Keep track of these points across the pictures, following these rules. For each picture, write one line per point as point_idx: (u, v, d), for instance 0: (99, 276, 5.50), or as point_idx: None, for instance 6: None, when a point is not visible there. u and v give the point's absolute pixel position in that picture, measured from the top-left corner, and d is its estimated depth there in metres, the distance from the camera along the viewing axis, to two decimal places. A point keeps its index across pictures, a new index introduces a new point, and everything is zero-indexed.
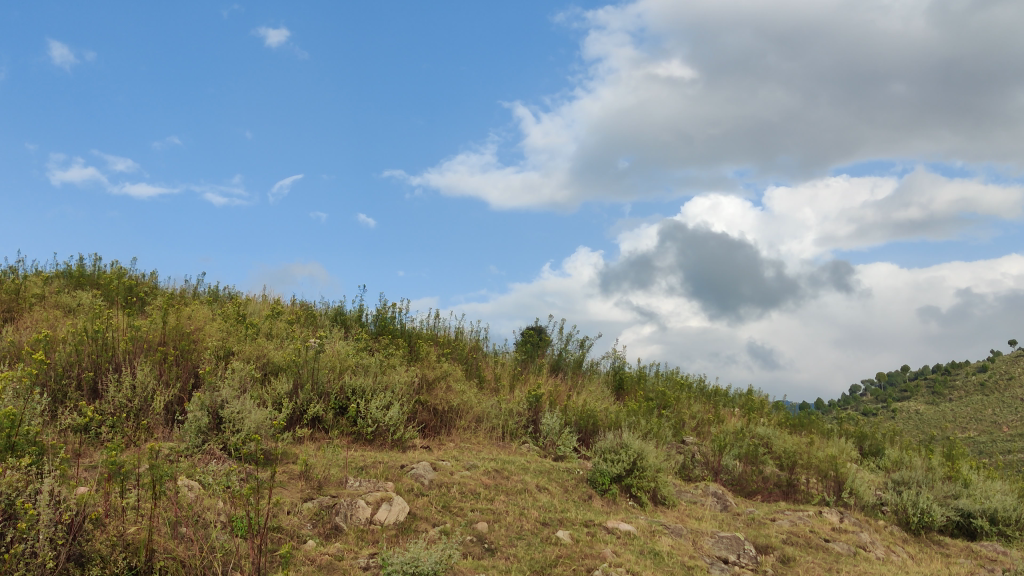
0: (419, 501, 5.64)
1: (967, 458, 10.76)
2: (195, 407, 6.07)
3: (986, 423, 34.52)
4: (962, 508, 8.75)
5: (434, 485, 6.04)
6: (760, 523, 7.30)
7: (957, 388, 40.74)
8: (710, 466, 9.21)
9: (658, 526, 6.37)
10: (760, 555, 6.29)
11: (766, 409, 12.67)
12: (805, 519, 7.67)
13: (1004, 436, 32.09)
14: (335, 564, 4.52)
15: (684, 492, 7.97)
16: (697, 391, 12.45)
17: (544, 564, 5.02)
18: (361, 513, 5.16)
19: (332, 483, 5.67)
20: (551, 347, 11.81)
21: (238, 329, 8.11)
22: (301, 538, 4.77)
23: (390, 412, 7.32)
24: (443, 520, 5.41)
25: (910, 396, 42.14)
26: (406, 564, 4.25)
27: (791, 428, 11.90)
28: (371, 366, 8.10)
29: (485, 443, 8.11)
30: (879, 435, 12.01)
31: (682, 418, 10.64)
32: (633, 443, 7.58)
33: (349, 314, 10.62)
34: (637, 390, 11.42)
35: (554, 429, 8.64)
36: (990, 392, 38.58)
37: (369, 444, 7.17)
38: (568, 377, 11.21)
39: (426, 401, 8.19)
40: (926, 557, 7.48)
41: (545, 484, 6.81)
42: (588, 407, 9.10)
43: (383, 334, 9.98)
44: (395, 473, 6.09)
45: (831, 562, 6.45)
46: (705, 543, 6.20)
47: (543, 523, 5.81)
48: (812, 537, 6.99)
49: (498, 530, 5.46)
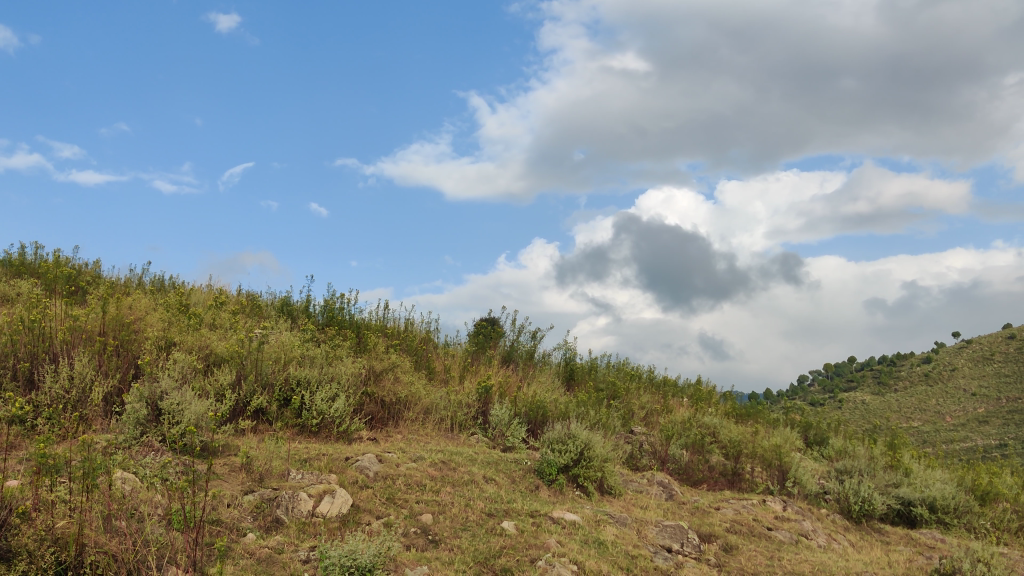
0: (363, 493, 5.60)
1: (908, 447, 10.98)
2: (133, 399, 5.96)
3: (930, 414, 35.37)
4: (902, 497, 8.94)
5: (378, 477, 6.01)
6: (704, 512, 7.39)
7: (901, 378, 41.66)
8: (657, 456, 9.31)
9: (604, 516, 6.42)
10: (703, 543, 6.37)
11: (714, 399, 12.79)
12: (748, 508, 7.79)
13: (947, 426, 32.89)
14: (275, 558, 4.48)
15: (631, 482, 8.04)
16: (647, 381, 12.56)
17: (487, 555, 5.03)
18: (303, 506, 5.12)
19: (273, 475, 5.61)
20: (502, 338, 11.82)
21: (182, 319, 8.00)
22: (241, 531, 4.72)
23: (336, 404, 7.27)
24: (387, 512, 5.40)
25: (857, 386, 43.05)
26: (344, 557, 4.20)
27: (738, 418, 12.06)
28: (317, 357, 8.03)
29: (433, 435, 8.10)
30: (824, 424, 12.20)
31: (631, 408, 10.74)
32: (580, 433, 7.61)
33: (296, 304, 10.51)
34: (587, 380, 11.49)
35: (503, 420, 8.64)
36: (933, 383, 39.57)
37: (314, 437, 7.13)
38: (519, 369, 11.24)
39: (374, 392, 8.14)
40: (866, 544, 7.64)
41: (493, 475, 6.82)
42: (538, 398, 9.12)
43: (331, 326, 9.91)
44: (340, 465, 6.04)
45: (772, 549, 6.55)
46: (649, 532, 6.26)
47: (488, 514, 5.81)
48: (755, 526, 7.09)
49: (443, 522, 5.45)
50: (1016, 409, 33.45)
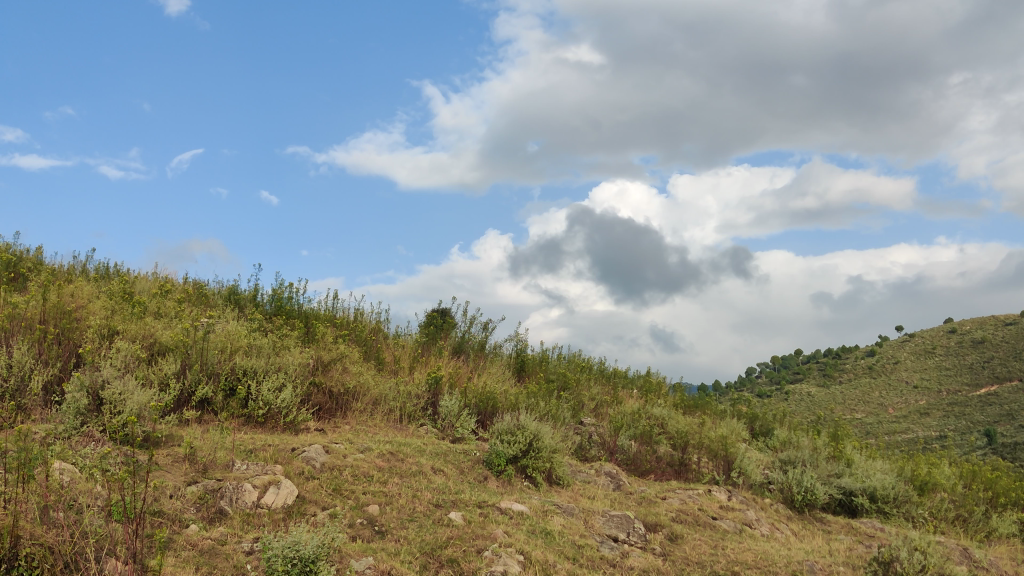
0: (309, 484, 5.56)
1: (851, 438, 11.21)
2: (74, 388, 5.85)
3: (873, 405, 36.15)
4: (844, 487, 9.13)
5: (325, 468, 5.97)
6: (650, 502, 7.47)
7: (846, 371, 42.50)
8: (606, 447, 9.38)
9: (551, 506, 6.45)
10: (649, 532, 6.45)
11: (663, 390, 12.93)
12: (694, 498, 7.89)
13: (890, 418, 33.69)
14: (217, 549, 4.44)
15: (580, 472, 8.10)
16: (597, 372, 12.64)
17: (434, 546, 5.03)
18: (247, 497, 5.07)
19: (218, 466, 5.55)
20: (454, 329, 11.79)
21: (125, 308, 7.85)
22: (183, 522, 4.67)
23: (283, 394, 7.20)
24: (333, 503, 5.36)
25: (803, 379, 43.83)
26: (287, 549, 4.16)
27: (686, 410, 12.21)
28: (264, 347, 7.94)
29: (382, 425, 8.07)
30: (770, 415, 12.41)
31: (581, 399, 10.81)
32: (529, 424, 7.63)
33: (244, 293, 10.38)
34: (538, 372, 11.53)
35: (453, 411, 8.64)
36: (876, 375, 40.45)
37: (260, 427, 7.06)
38: (469, 360, 11.24)
39: (322, 382, 8.08)
40: (808, 533, 7.79)
41: (441, 466, 6.82)
42: (488, 390, 9.12)
43: (279, 315, 9.81)
44: (286, 456, 5.99)
45: (716, 539, 6.64)
46: (596, 522, 6.31)
47: (436, 505, 5.81)
48: (700, 515, 7.19)
49: (390, 513, 5.44)
50: (956, 402, 34.37)
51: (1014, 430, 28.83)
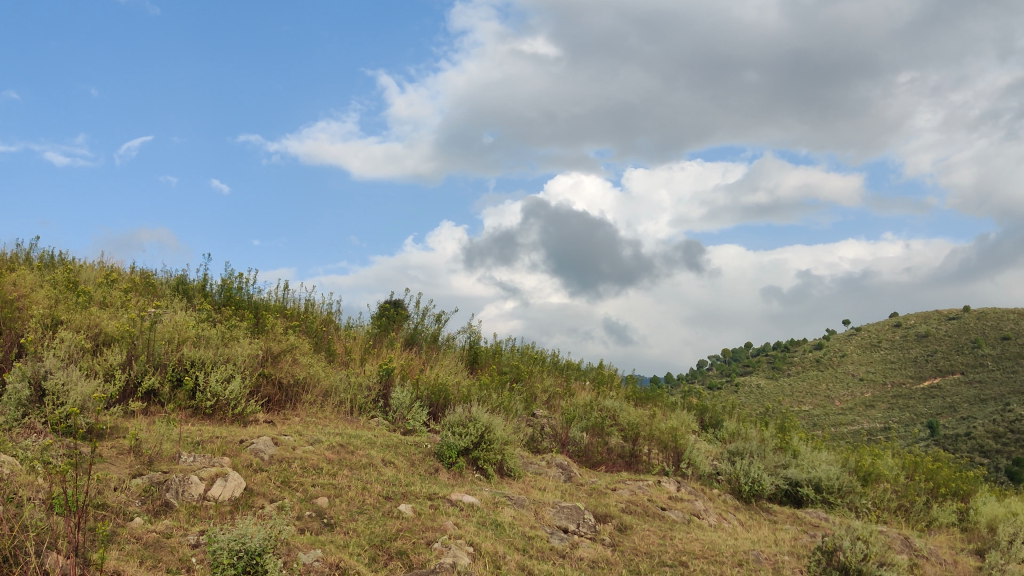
0: (257, 476, 5.51)
1: (798, 429, 11.41)
2: (15, 378, 5.72)
3: (820, 398, 36.82)
4: (790, 478, 9.30)
5: (274, 460, 5.92)
6: (601, 493, 7.53)
7: (794, 364, 43.20)
8: (558, 438, 9.42)
9: (502, 498, 6.46)
10: (599, 523, 6.50)
11: (615, 382, 13.03)
12: (644, 489, 7.97)
13: (836, 410, 34.35)
14: (162, 542, 4.38)
15: (531, 464, 8.13)
16: (550, 364, 12.70)
17: (383, 538, 5.02)
18: (194, 489, 5.01)
19: (163, 458, 5.47)
20: (406, 321, 11.75)
21: (70, 297, 7.70)
22: (127, 515, 4.60)
23: (232, 385, 7.11)
24: (282, 495, 5.32)
25: (753, 371, 44.48)
26: (233, 541, 4.12)
27: (638, 401, 12.32)
28: (213, 338, 7.84)
29: (332, 417, 8.02)
30: (719, 407, 12.58)
31: (534, 391, 10.85)
32: (481, 416, 7.63)
33: (193, 283, 10.23)
34: (491, 364, 11.53)
35: (404, 403, 8.62)
36: (824, 368, 41.20)
37: (208, 419, 6.97)
38: (422, 352, 11.21)
39: (272, 373, 8.00)
40: (755, 523, 7.91)
41: (391, 458, 6.79)
42: (439, 381, 9.10)
43: (229, 306, 9.68)
44: (234, 448, 5.93)
45: (665, 529, 6.72)
46: (547, 513, 6.34)
47: (386, 497, 5.79)
48: (650, 506, 7.27)
49: (339, 505, 5.41)
50: (900, 395, 35.15)
51: (955, 422, 29.59)
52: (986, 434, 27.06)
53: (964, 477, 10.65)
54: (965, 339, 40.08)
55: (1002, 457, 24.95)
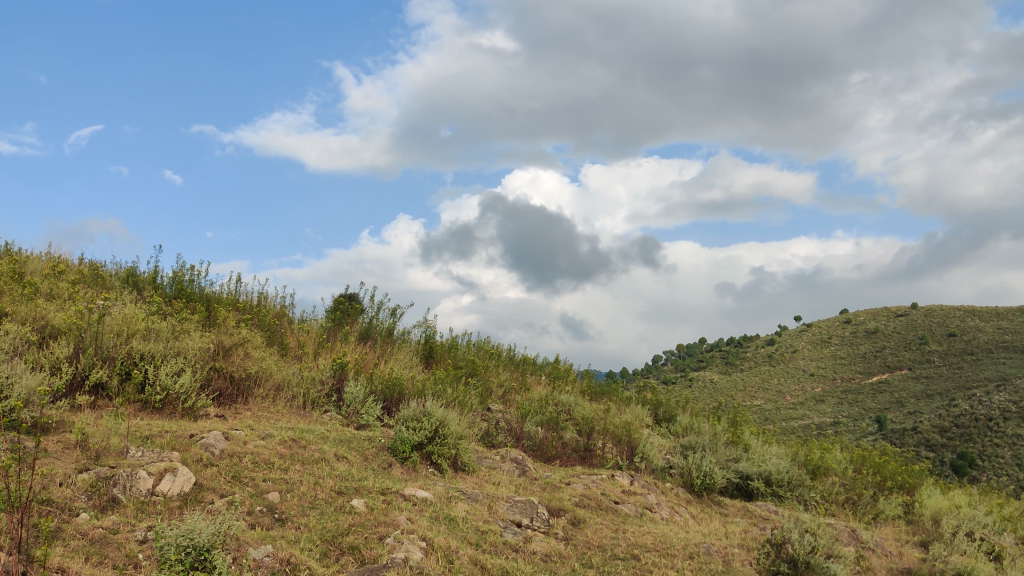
0: (207, 471, 5.44)
1: (749, 424, 11.55)
2: None
3: (772, 392, 37.36)
4: (741, 471, 9.43)
5: (224, 455, 5.85)
6: (555, 487, 7.56)
7: (747, 359, 43.77)
8: (513, 433, 9.44)
9: (455, 493, 6.46)
10: (552, 517, 6.53)
11: (571, 377, 13.09)
12: (597, 483, 8.03)
13: (788, 404, 34.88)
14: (109, 538, 4.31)
15: (485, 458, 8.13)
16: (506, 358, 12.72)
17: (335, 533, 4.99)
18: (142, 484, 4.93)
19: (110, 453, 5.37)
20: (361, 315, 11.68)
21: (15, 289, 7.54)
22: (73, 511, 4.51)
23: (182, 379, 7.01)
24: (232, 490, 5.26)
25: (707, 366, 44.99)
26: (181, 537, 4.06)
27: (593, 396, 12.40)
28: (162, 331, 7.72)
29: (284, 412, 7.94)
30: (673, 402, 12.70)
31: (489, 386, 10.86)
32: (435, 411, 7.62)
33: (143, 275, 10.07)
34: (446, 358, 11.51)
35: (357, 398, 8.57)
36: (776, 363, 41.82)
37: (157, 413, 6.87)
38: (377, 346, 11.16)
39: (223, 367, 7.90)
40: (706, 517, 8.01)
41: (344, 453, 6.75)
42: (394, 376, 9.07)
43: (180, 298, 9.55)
44: (183, 443, 5.84)
45: (618, 522, 6.77)
46: (500, 507, 6.35)
47: (338, 492, 5.76)
48: (603, 500, 7.31)
49: (290, 500, 5.37)
50: (849, 390, 35.81)
51: (902, 417, 30.22)
52: (932, 428, 27.68)
53: (909, 470, 10.88)
54: (913, 335, 40.93)
55: (947, 451, 25.55)
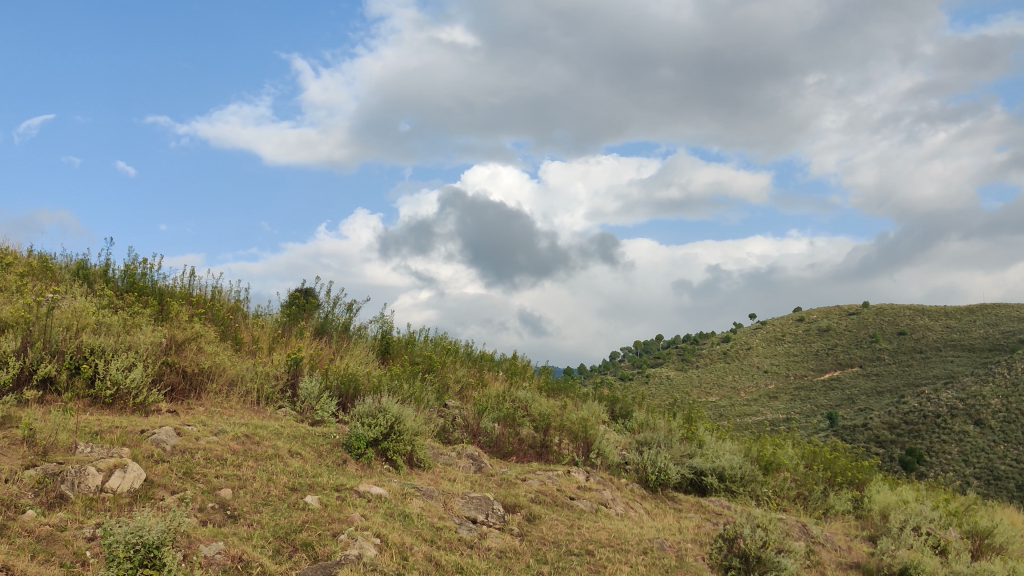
0: (158, 468, 5.37)
1: (704, 419, 11.67)
2: None
3: (727, 389, 37.79)
4: (695, 467, 9.54)
5: (176, 451, 5.78)
6: (511, 483, 7.58)
7: (703, 356, 44.23)
8: (469, 429, 9.43)
9: (411, 489, 6.45)
10: (507, 513, 6.54)
11: (528, 373, 13.12)
12: (553, 479, 8.06)
13: (742, 401, 35.33)
14: (56, 535, 4.24)
15: (441, 455, 8.12)
16: (463, 354, 12.71)
17: (288, 530, 4.95)
18: (91, 480, 4.85)
19: (58, 449, 5.27)
20: (317, 310, 11.59)
21: None
22: (19, 508, 4.43)
23: (133, 373, 6.90)
24: (183, 487, 5.19)
25: (663, 363, 45.38)
26: (130, 534, 4.00)
27: (550, 392, 12.45)
28: (114, 325, 7.60)
29: (238, 408, 7.86)
30: (630, 398, 12.79)
31: (446, 382, 10.85)
32: (391, 407, 7.58)
33: (94, 268, 9.90)
34: (403, 354, 11.47)
35: (312, 393, 8.51)
36: (731, 360, 42.33)
37: (107, 409, 6.75)
38: (333, 341, 11.09)
39: (175, 362, 7.79)
40: (660, 512, 8.08)
41: (298, 449, 6.70)
42: (349, 371, 9.01)
43: (132, 292, 9.41)
44: (134, 438, 5.75)
45: (573, 518, 6.81)
46: (456, 504, 6.35)
47: (292, 489, 5.71)
48: (559, 496, 7.34)
49: (243, 497, 5.32)
50: (802, 387, 36.35)
51: (853, 414, 30.76)
52: (882, 424, 28.21)
53: (859, 466, 11.08)
54: (865, 333, 41.68)
55: (896, 447, 26.05)
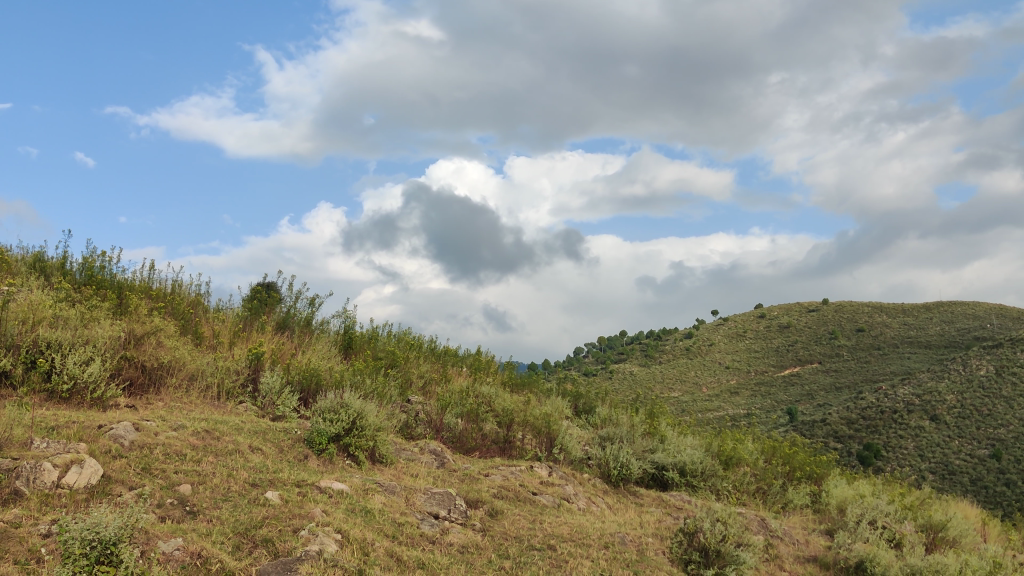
0: (116, 463, 5.30)
1: (666, 415, 11.77)
2: None
3: (689, 384, 38.15)
4: (657, 462, 9.61)
5: (134, 446, 5.71)
6: (473, 478, 7.58)
7: (666, 351, 44.57)
8: (432, 425, 9.42)
9: (372, 485, 6.42)
10: (470, 509, 6.55)
11: (492, 368, 13.13)
12: (516, 474, 8.08)
13: (704, 396, 35.68)
14: (10, 532, 4.17)
15: (404, 450, 8.10)
16: (427, 350, 12.68)
17: (248, 526, 4.92)
18: (47, 476, 4.78)
19: (13, 444, 5.18)
20: (279, 305, 11.50)
21: None
22: None
23: (91, 367, 6.79)
24: (142, 482, 5.13)
25: (626, 358, 45.66)
26: (86, 531, 3.94)
27: (513, 388, 12.47)
28: (71, 318, 7.48)
29: (198, 403, 7.77)
30: (593, 394, 12.85)
31: (409, 377, 10.82)
32: (353, 402, 7.55)
33: (51, 261, 9.74)
34: (366, 349, 11.42)
35: (274, 388, 8.44)
36: (693, 355, 42.71)
37: (64, 403, 6.65)
38: (295, 336, 11.01)
39: (134, 356, 7.69)
40: (622, 507, 8.14)
41: (259, 444, 6.64)
42: (312, 366, 8.95)
43: (90, 285, 9.27)
44: (91, 434, 5.67)
45: (535, 513, 6.83)
46: (417, 499, 6.34)
47: (252, 484, 5.67)
48: (521, 491, 7.36)
49: (203, 493, 5.27)
50: (763, 383, 36.79)
51: (812, 409, 31.19)
52: (840, 419, 28.63)
53: (817, 461, 11.24)
54: (824, 330, 42.27)
55: (853, 442, 26.47)
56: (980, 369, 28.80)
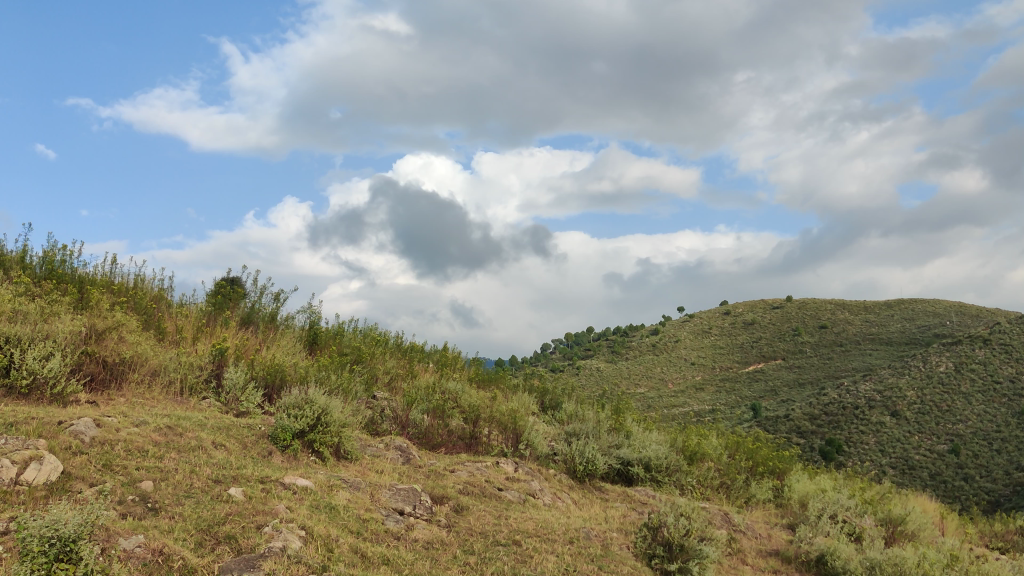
0: (76, 459, 5.23)
1: (631, 410, 11.83)
2: None
3: (655, 381, 38.39)
4: (622, 457, 9.67)
5: (95, 442, 5.63)
6: (439, 474, 7.58)
7: (632, 347, 44.81)
8: (398, 421, 9.40)
9: (337, 481, 6.40)
10: (435, 504, 6.55)
11: (459, 364, 13.12)
12: (482, 470, 8.08)
13: (669, 392, 35.94)
14: None
15: (369, 446, 8.07)
16: (393, 346, 12.64)
17: (211, 522, 4.88)
18: (5, 473, 4.70)
19: None
20: (244, 300, 11.41)
21: None
22: None
23: (50, 363, 6.69)
24: (102, 479, 5.07)
25: (593, 355, 45.84)
26: (45, 528, 3.88)
27: (480, 383, 12.47)
28: (30, 313, 7.37)
29: (160, 398, 7.68)
30: (559, 390, 12.89)
31: (375, 373, 10.78)
32: (318, 398, 7.52)
33: (10, 254, 9.57)
34: (332, 345, 11.36)
35: (237, 384, 8.37)
36: (660, 351, 42.98)
37: (23, 399, 6.55)
38: (259, 331, 10.92)
39: (95, 351, 7.59)
40: (586, 502, 8.18)
41: (222, 441, 6.59)
42: (276, 362, 8.89)
43: (50, 279, 9.13)
44: (51, 430, 5.59)
45: (500, 509, 6.84)
46: (382, 495, 6.32)
47: (215, 481, 5.62)
48: (487, 487, 7.37)
49: (165, 489, 5.22)
50: (728, 379, 37.14)
51: (776, 405, 31.54)
52: (803, 415, 28.97)
53: (780, 456, 11.37)
54: (788, 326, 42.72)
55: (816, 438, 26.81)
56: (940, 365, 29.29)
